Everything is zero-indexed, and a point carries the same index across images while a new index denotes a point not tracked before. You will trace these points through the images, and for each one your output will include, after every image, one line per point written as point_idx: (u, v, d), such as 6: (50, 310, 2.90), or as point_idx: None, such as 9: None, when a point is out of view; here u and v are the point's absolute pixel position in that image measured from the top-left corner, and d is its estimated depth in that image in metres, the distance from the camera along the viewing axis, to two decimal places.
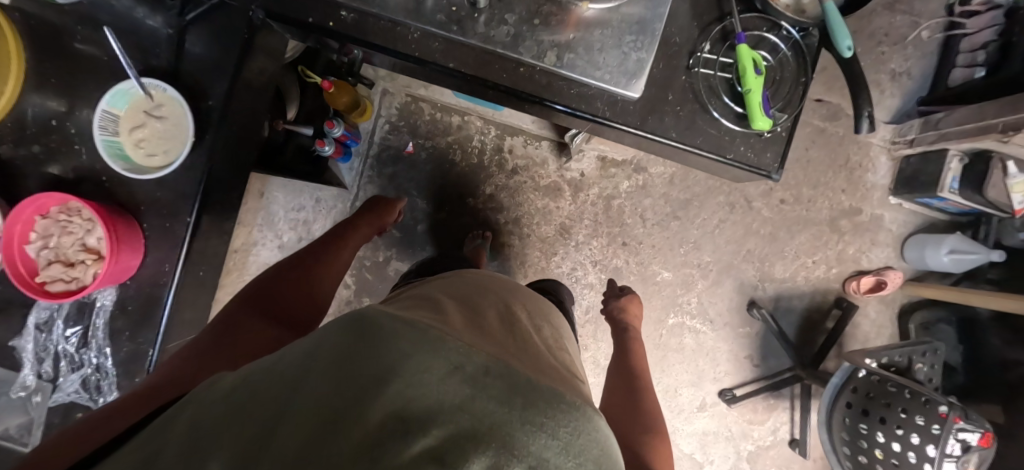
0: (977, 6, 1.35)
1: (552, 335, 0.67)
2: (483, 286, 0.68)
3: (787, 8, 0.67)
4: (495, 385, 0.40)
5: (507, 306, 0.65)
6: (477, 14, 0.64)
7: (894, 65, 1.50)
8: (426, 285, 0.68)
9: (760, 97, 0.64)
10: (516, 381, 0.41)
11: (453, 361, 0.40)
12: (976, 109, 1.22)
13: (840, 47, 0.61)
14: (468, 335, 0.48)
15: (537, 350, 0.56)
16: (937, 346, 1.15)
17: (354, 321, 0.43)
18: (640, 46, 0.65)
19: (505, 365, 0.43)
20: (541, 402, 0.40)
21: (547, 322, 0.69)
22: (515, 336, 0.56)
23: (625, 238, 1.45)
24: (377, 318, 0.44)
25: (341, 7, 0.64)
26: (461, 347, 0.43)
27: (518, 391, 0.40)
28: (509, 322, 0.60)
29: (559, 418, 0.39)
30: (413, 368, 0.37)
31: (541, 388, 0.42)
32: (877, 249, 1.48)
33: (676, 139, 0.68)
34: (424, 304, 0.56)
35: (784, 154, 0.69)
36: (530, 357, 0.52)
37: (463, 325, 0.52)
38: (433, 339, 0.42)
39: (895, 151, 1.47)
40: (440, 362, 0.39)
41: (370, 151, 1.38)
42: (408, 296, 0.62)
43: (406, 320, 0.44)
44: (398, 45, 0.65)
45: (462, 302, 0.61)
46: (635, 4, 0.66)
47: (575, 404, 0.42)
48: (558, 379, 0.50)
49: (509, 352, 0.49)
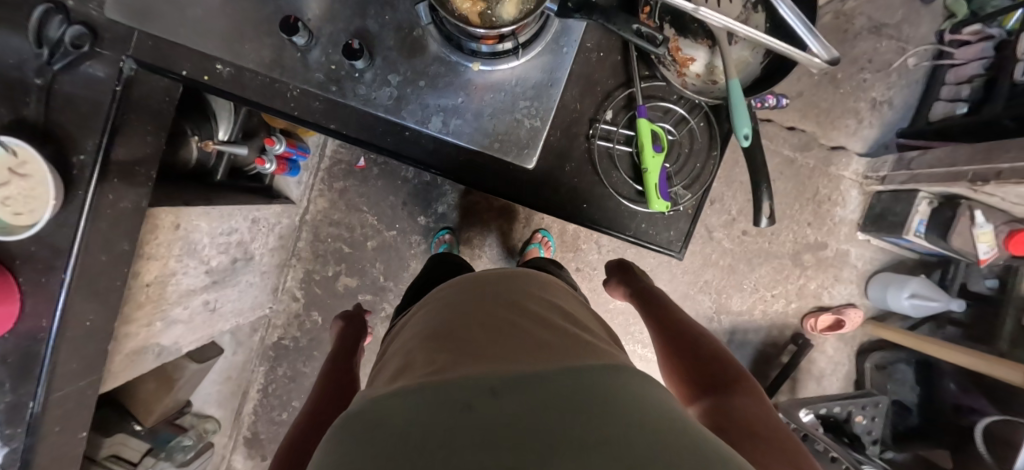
0: (967, 35, 1.21)
1: (562, 303, 0.66)
2: (471, 286, 0.66)
3: (697, 77, 0.63)
4: (509, 409, 0.41)
5: (500, 291, 0.64)
6: (358, 74, 0.61)
7: (876, 93, 1.38)
8: (410, 320, 0.68)
9: (657, 178, 0.63)
10: (527, 392, 0.43)
11: (461, 407, 0.42)
12: (949, 152, 1.13)
13: (739, 134, 0.57)
14: (462, 363, 0.49)
15: (542, 324, 0.56)
16: (880, 399, 1.12)
17: (348, 424, 0.44)
18: (534, 113, 0.62)
19: (508, 379, 0.45)
20: (565, 411, 0.41)
21: (547, 288, 0.69)
22: (512, 322, 0.56)
23: (578, 264, 1.42)
24: (368, 409, 0.45)
25: (217, 60, 0.64)
26: (459, 389, 0.44)
27: (534, 401, 0.42)
28: (508, 311, 0.59)
29: (587, 415, 0.40)
30: (425, 438, 0.39)
31: (554, 383, 0.44)
32: (840, 286, 1.43)
33: (572, 212, 0.66)
34: (411, 352, 0.55)
35: (688, 232, 0.68)
36: (536, 340, 0.52)
37: (458, 354, 0.51)
38: (432, 400, 0.43)
39: (867, 186, 1.39)
40: (447, 417, 0.41)
41: (321, 164, 1.36)
42: (394, 350, 0.61)
43: (396, 393, 0.45)
44: (277, 102, 0.65)
45: (449, 319, 0.59)
46: (532, 66, 0.61)
47: (595, 393, 0.43)
48: (571, 351, 0.51)
49: (511, 353, 0.50)
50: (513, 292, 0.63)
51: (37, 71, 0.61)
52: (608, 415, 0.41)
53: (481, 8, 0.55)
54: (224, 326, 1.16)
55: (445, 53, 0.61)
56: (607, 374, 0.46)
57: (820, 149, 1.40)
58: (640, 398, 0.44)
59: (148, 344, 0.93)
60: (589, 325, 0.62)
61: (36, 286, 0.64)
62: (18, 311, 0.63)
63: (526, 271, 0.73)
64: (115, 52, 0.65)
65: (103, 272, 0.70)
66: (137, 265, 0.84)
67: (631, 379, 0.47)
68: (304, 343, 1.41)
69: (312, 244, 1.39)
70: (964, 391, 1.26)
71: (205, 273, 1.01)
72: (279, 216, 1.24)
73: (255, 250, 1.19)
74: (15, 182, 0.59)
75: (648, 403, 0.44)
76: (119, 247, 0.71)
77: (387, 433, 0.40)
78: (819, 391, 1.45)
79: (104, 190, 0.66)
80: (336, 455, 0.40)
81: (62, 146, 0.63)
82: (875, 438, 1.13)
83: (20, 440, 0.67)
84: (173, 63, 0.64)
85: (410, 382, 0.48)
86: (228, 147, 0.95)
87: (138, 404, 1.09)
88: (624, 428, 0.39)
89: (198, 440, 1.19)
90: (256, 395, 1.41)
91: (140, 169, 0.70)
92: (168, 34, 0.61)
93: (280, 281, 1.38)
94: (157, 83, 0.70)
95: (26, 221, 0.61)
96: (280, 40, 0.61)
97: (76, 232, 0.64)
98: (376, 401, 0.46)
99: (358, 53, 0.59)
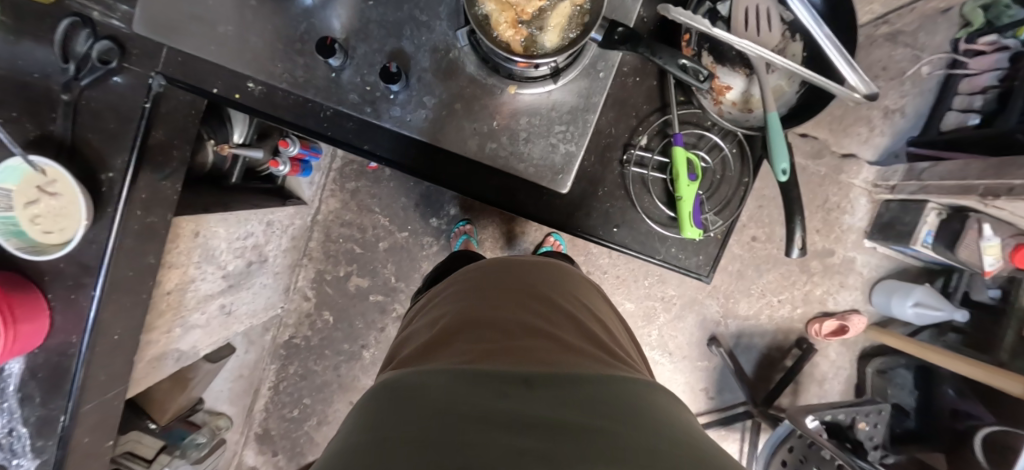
0: (981, 46, 1.14)
1: (590, 301, 0.63)
2: (497, 269, 0.64)
3: (734, 104, 0.67)
4: (544, 403, 0.40)
5: (528, 278, 0.62)
6: (392, 96, 0.62)
7: (889, 101, 1.31)
8: (431, 302, 0.65)
9: (691, 207, 0.65)
10: (562, 391, 0.42)
11: (494, 393, 0.41)
12: (961, 164, 1.08)
13: (777, 169, 0.60)
14: (497, 352, 0.47)
15: (573, 325, 0.54)
16: (882, 407, 1.15)
17: (378, 399, 0.43)
18: (569, 138, 0.62)
19: (542, 376, 0.44)
20: (597, 412, 0.39)
21: (579, 285, 0.66)
22: (544, 314, 0.54)
23: (590, 267, 1.42)
24: (398, 385, 0.44)
25: (249, 79, 0.64)
26: (496, 379, 0.43)
27: (569, 400, 0.40)
28: (539, 299, 0.57)
29: (619, 419, 0.39)
30: (458, 417, 0.38)
31: (589, 386, 0.43)
32: (845, 292, 1.41)
33: (603, 236, 0.69)
34: (438, 331, 0.54)
35: (716, 257, 0.71)
36: (567, 339, 0.51)
37: (489, 341, 0.49)
38: (466, 384, 0.42)
39: (875, 194, 1.37)
40: (481, 400, 0.40)
41: (333, 164, 1.35)
42: (416, 329, 0.59)
43: (430, 376, 0.44)
44: (310, 122, 0.65)
45: (477, 298, 0.57)
46: (567, 91, 0.62)
47: (629, 403, 0.41)
48: (604, 359, 0.50)
49: (543, 346, 0.48)
50: (542, 281, 0.61)
51: (64, 86, 0.61)
52: (643, 424, 0.39)
53: (523, 36, 0.56)
54: (240, 328, 1.17)
55: (481, 75, 0.61)
56: (639, 388, 0.45)
57: (832, 157, 1.37)
58: (673, 416, 0.43)
59: (167, 350, 0.92)
60: (620, 338, 0.60)
61: (66, 301, 0.65)
62: (47, 326, 0.65)
63: (554, 262, 0.70)
64: (142, 68, 0.64)
65: (129, 287, 0.68)
66: (159, 274, 0.84)
67: (663, 398, 0.46)
68: (315, 342, 1.41)
69: (323, 244, 1.38)
70: (961, 397, 1.23)
71: (222, 278, 1.00)
72: (293, 217, 1.23)
73: (269, 252, 1.18)
74: (46, 200, 0.60)
75: (676, 420, 0.42)
76: (144, 260, 0.69)
77: (418, 410, 0.39)
78: (821, 394, 1.45)
79: (132, 206, 0.65)
80: (365, 429, 0.39)
81: (93, 164, 0.64)
82: (876, 445, 1.16)
83: (51, 451, 0.68)
84: (203, 80, 0.65)
85: (439, 365, 0.46)
86: (245, 152, 0.93)
87: (151, 404, 1.07)
88: (660, 438, 0.37)
89: (213, 437, 1.20)
90: (267, 392, 1.42)
91: (166, 183, 0.69)
92: (199, 51, 0.61)
93: (292, 281, 1.38)
94: (182, 98, 0.67)
95: (57, 241, 0.61)
96: (314, 60, 0.62)
97: (107, 247, 0.64)
98: (406, 379, 0.45)
99: (395, 77, 0.59)
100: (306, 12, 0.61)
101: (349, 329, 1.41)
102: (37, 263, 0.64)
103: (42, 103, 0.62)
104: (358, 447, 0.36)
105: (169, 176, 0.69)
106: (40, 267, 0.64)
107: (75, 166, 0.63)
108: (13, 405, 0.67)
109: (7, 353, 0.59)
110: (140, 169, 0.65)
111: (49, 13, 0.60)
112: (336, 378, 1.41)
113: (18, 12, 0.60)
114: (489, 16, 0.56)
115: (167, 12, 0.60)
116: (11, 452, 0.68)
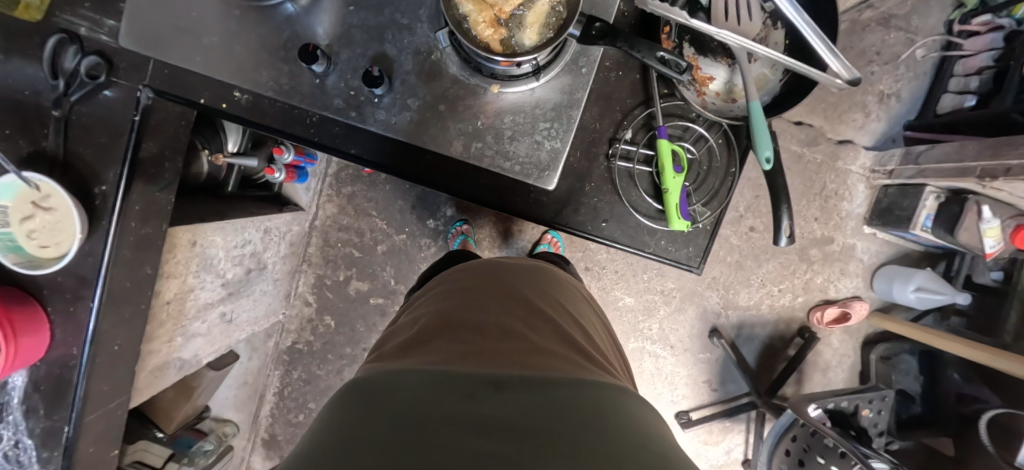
0: (976, 26, 1.12)
1: (572, 303, 0.63)
2: (479, 270, 0.64)
3: (717, 95, 0.67)
4: (513, 406, 0.40)
5: (510, 279, 0.62)
6: (376, 100, 0.63)
7: (883, 86, 1.30)
8: (416, 301, 0.66)
9: (678, 199, 0.66)
10: (533, 394, 0.42)
11: (465, 393, 0.41)
12: (958, 146, 1.07)
13: (761, 157, 0.60)
14: (473, 355, 0.48)
15: (552, 327, 0.54)
16: (886, 393, 1.15)
17: (353, 394, 0.44)
18: (554, 135, 0.63)
19: (515, 378, 0.44)
20: (564, 416, 0.39)
21: (563, 288, 0.66)
22: (522, 317, 0.54)
23: (589, 264, 1.42)
24: (373, 382, 0.44)
25: (236, 88, 0.66)
26: (469, 380, 0.43)
27: (539, 403, 0.41)
28: (519, 301, 0.57)
29: (584, 424, 0.39)
30: (425, 417, 0.38)
31: (560, 389, 0.43)
32: (846, 279, 1.40)
33: (591, 231, 0.71)
34: (418, 329, 0.54)
35: (706, 248, 0.72)
36: (543, 342, 0.51)
37: (465, 344, 0.50)
38: (438, 385, 0.42)
39: (874, 180, 1.35)
40: (450, 402, 0.40)
41: (329, 169, 1.36)
42: (399, 327, 0.60)
43: (405, 374, 0.44)
44: (297, 129, 0.67)
45: (458, 299, 0.57)
46: (552, 88, 0.62)
47: (598, 407, 0.42)
48: (580, 363, 0.50)
49: (518, 350, 0.49)
50: (524, 283, 0.61)
51: (54, 103, 0.62)
52: (609, 429, 0.39)
53: (502, 35, 0.57)
54: (241, 335, 1.17)
55: (464, 75, 0.62)
56: (611, 391, 0.45)
57: (828, 144, 1.35)
58: (642, 423, 0.43)
59: (169, 359, 0.93)
60: (601, 343, 0.60)
61: (66, 314, 0.66)
62: (48, 340, 0.66)
63: (540, 264, 0.70)
64: (131, 81, 0.65)
65: (128, 298, 0.69)
66: (158, 283, 0.85)
67: (635, 404, 0.46)
68: (318, 347, 1.42)
69: (322, 249, 1.39)
70: (966, 381, 1.22)
71: (222, 286, 1.00)
72: (290, 223, 1.24)
73: (268, 259, 1.19)
74: (41, 215, 0.61)
75: (644, 425, 0.43)
76: (142, 272, 0.70)
77: (388, 409, 0.40)
78: (825, 382, 1.45)
79: (127, 218, 0.65)
80: (336, 427, 0.40)
81: (86, 177, 0.65)
82: (881, 432, 1.16)
83: (57, 461, 0.69)
84: (191, 91, 0.67)
85: (414, 364, 0.47)
86: (239, 160, 0.94)
87: (157, 413, 1.08)
88: (624, 444, 0.38)
89: (219, 444, 1.20)
90: (272, 398, 1.43)
91: (161, 195, 0.69)
92: (186, 63, 0.63)
93: (292, 287, 1.39)
94: (171, 109, 0.68)
95: (53, 255, 0.62)
96: (298, 67, 0.63)
97: (103, 259, 0.65)
98: (380, 376, 0.45)
99: (378, 80, 0.60)
100: (289, 19, 0.62)
101: (350, 333, 1.41)
102: (35, 277, 0.65)
103: (33, 119, 0.63)
104: (325, 445, 0.37)
105: (166, 188, 0.70)
106: (40, 281, 0.66)
107: (68, 180, 0.64)
108: (19, 417, 0.68)
109: (10, 366, 0.60)
110: (133, 180, 0.65)
111: (37, 31, 0.62)
112: (339, 381, 1.42)
113: (7, 32, 0.61)
114: (468, 16, 0.56)
115: (153, 26, 0.62)
116: (19, 462, 0.69)
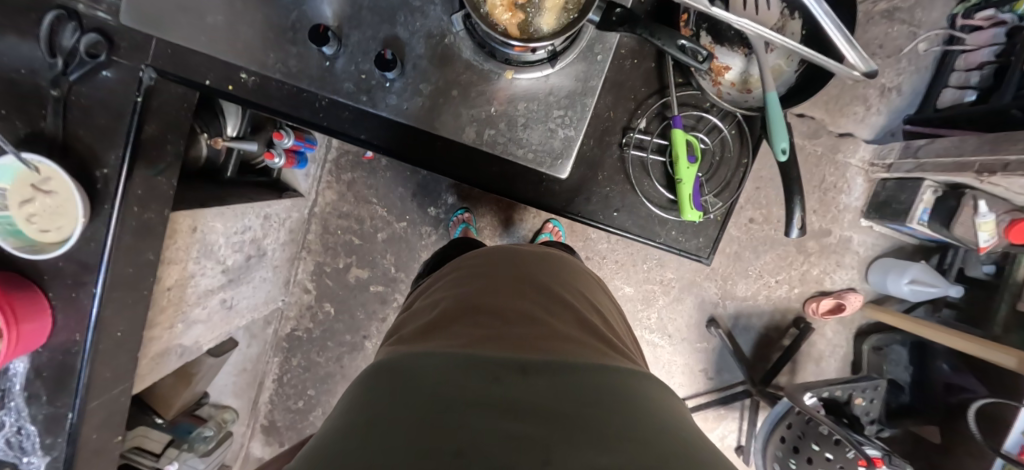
0: (980, 21, 1.10)
1: (587, 289, 0.63)
2: (495, 256, 0.63)
3: (732, 85, 0.67)
4: (535, 389, 0.40)
5: (526, 266, 0.61)
6: (388, 84, 0.62)
7: (885, 80, 1.29)
8: (430, 287, 0.65)
9: (691, 189, 0.66)
10: (556, 378, 0.42)
11: (488, 377, 0.41)
12: (958, 141, 1.07)
13: (777, 148, 0.61)
14: (495, 338, 0.48)
15: (570, 312, 0.54)
16: (879, 382, 1.17)
17: (376, 375, 0.44)
18: (568, 123, 0.63)
19: (537, 362, 0.44)
20: (586, 399, 0.39)
21: (577, 275, 0.65)
22: (540, 304, 0.54)
23: (589, 253, 1.43)
24: (395, 365, 0.44)
25: (242, 70, 0.66)
26: (491, 363, 0.43)
27: (564, 387, 0.41)
28: (536, 287, 0.57)
29: (608, 408, 0.39)
30: (449, 399, 0.38)
31: (582, 374, 0.43)
32: (842, 271, 1.42)
33: (603, 220, 0.71)
34: (437, 314, 0.54)
35: (715, 239, 0.73)
36: (562, 327, 0.51)
37: (485, 328, 0.49)
38: (461, 367, 0.42)
39: (872, 173, 1.35)
40: (475, 383, 0.40)
41: (329, 155, 1.34)
42: (416, 311, 0.60)
43: (428, 357, 0.44)
44: (304, 111, 0.67)
45: (476, 284, 0.57)
46: (564, 75, 0.62)
47: (620, 393, 0.41)
48: (599, 348, 0.50)
49: (538, 333, 0.49)
50: (540, 270, 0.61)
51: (52, 82, 0.61)
52: (632, 412, 0.39)
53: (520, 18, 0.56)
54: (241, 322, 1.16)
55: (477, 60, 0.61)
56: (631, 375, 0.45)
57: (828, 137, 1.36)
58: (663, 407, 0.43)
59: (169, 346, 0.92)
60: (617, 329, 0.60)
61: (68, 301, 0.65)
62: (49, 326, 0.65)
63: (555, 252, 0.69)
64: (133, 61, 0.63)
65: (129, 284, 0.68)
66: (158, 270, 0.83)
67: (656, 389, 0.46)
68: (317, 334, 1.41)
69: (322, 236, 1.38)
70: (955, 372, 1.24)
71: (222, 273, 0.99)
72: (290, 209, 1.22)
73: (268, 245, 1.17)
74: (40, 200, 0.59)
75: (665, 409, 0.43)
76: (143, 257, 0.68)
77: (412, 390, 0.40)
78: (818, 371, 1.47)
79: (129, 202, 0.64)
80: (361, 409, 0.40)
81: (86, 160, 0.63)
82: (872, 420, 1.18)
83: (60, 448, 0.68)
84: (195, 72, 0.66)
85: (436, 347, 0.47)
86: (238, 144, 0.91)
87: (156, 399, 1.07)
88: (648, 428, 0.38)
89: (219, 430, 1.19)
90: (271, 385, 1.43)
91: (162, 179, 0.67)
92: (189, 42, 0.61)
93: (292, 274, 1.38)
94: (174, 90, 0.67)
95: (54, 239, 0.61)
96: (307, 49, 0.62)
97: (106, 244, 0.64)
98: (403, 358, 0.45)
99: (391, 64, 0.59)
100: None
101: (350, 321, 1.41)
102: (35, 262, 0.64)
103: (30, 99, 0.61)
104: (351, 427, 0.37)
105: (166, 172, 0.68)
106: (40, 266, 0.64)
107: (69, 163, 0.63)
108: (20, 403, 0.67)
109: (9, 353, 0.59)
110: (135, 165, 0.64)
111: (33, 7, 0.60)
112: (339, 369, 1.41)
113: None
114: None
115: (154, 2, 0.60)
116: (21, 450, 0.69)
